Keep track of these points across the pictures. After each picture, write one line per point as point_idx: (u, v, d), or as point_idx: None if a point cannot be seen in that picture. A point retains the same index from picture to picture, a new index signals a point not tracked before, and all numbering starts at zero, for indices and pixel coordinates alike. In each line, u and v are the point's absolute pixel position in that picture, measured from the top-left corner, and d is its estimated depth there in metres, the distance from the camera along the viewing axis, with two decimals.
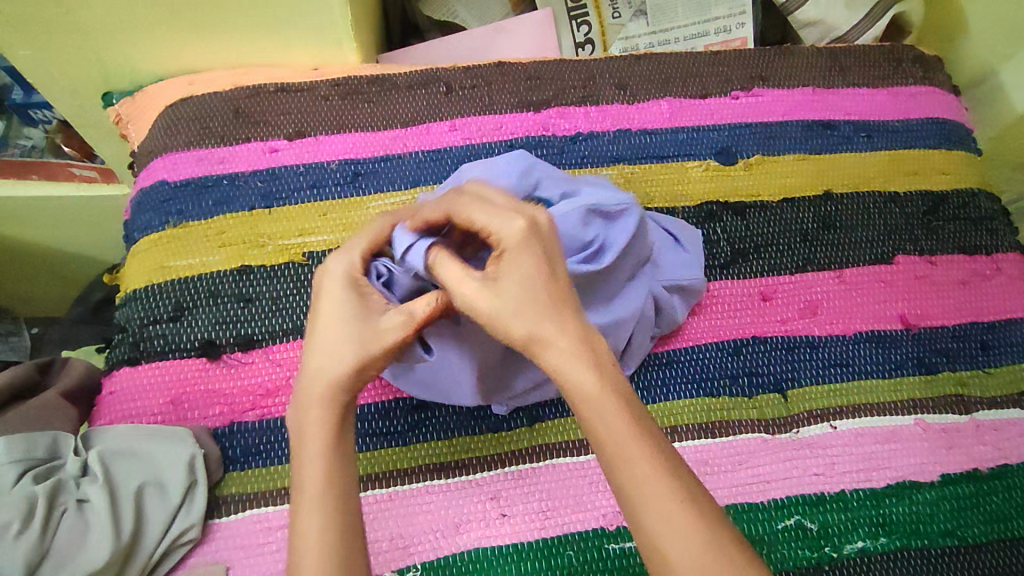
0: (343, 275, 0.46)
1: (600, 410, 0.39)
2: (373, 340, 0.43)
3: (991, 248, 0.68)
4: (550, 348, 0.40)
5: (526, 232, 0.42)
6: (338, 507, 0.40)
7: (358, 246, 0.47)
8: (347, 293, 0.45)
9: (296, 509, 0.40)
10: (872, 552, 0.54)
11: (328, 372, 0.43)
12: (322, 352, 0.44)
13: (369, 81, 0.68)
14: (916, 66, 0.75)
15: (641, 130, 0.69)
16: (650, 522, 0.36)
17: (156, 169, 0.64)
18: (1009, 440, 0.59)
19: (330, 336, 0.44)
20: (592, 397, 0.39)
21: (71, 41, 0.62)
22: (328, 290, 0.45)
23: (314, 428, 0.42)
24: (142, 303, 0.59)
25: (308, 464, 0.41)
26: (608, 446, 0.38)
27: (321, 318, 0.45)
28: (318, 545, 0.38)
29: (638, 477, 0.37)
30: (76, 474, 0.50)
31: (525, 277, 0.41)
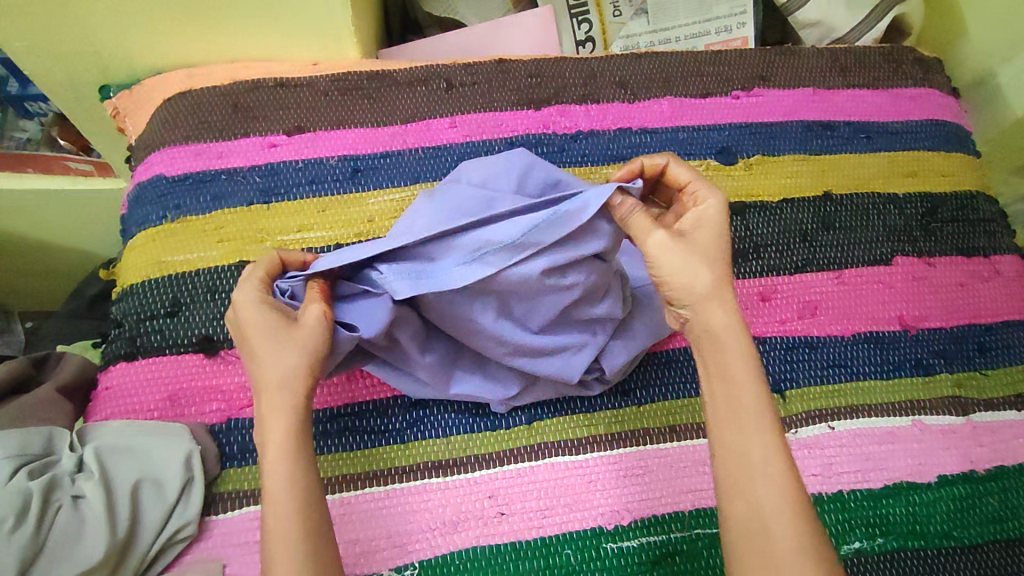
0: (252, 295, 0.47)
1: (740, 384, 0.45)
2: (311, 342, 0.45)
3: (989, 250, 0.68)
4: (718, 318, 0.45)
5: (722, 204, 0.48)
6: (303, 504, 0.42)
7: (253, 273, 0.49)
8: (264, 312, 0.46)
9: (267, 511, 0.42)
10: (868, 553, 0.54)
11: (278, 380, 0.44)
12: (262, 364, 0.45)
13: (368, 76, 0.67)
14: (916, 67, 0.75)
15: (640, 129, 0.69)
16: (761, 487, 0.42)
17: (153, 163, 0.63)
18: (1005, 442, 0.60)
19: (262, 348, 0.45)
20: (734, 367, 0.45)
21: (67, 34, 0.61)
22: (244, 310, 0.46)
23: (278, 433, 0.44)
24: (137, 298, 0.59)
25: (269, 468, 0.43)
26: (744, 414, 0.44)
27: (249, 334, 0.46)
28: (289, 542, 0.41)
29: (762, 449, 0.43)
30: (71, 470, 0.49)
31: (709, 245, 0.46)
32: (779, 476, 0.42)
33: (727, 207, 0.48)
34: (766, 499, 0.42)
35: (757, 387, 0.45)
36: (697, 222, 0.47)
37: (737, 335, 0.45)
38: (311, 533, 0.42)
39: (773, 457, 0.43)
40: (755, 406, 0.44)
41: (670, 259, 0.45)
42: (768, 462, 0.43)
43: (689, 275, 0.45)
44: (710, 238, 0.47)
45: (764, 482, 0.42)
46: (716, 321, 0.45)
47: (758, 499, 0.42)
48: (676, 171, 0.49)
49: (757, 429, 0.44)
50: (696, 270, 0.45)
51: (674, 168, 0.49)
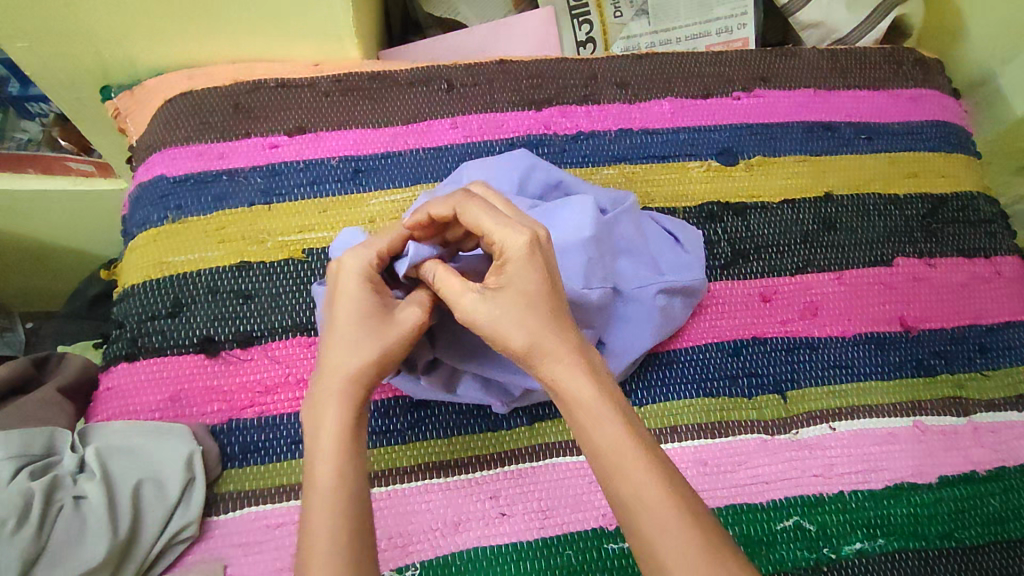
0: (361, 268, 0.46)
1: (597, 420, 0.40)
2: (394, 340, 0.44)
3: (990, 251, 0.68)
4: (552, 355, 0.41)
5: (526, 241, 0.43)
6: (350, 504, 0.40)
7: (377, 240, 0.47)
8: (365, 294, 0.45)
9: (309, 505, 0.39)
10: (869, 553, 0.54)
11: (348, 368, 0.43)
12: (336, 348, 0.43)
13: (369, 77, 0.67)
14: (916, 68, 0.75)
15: (641, 129, 0.69)
16: (646, 529, 0.37)
17: (155, 164, 0.63)
18: (1006, 443, 0.60)
19: (349, 332, 0.44)
20: (585, 400, 0.40)
21: (68, 34, 0.61)
22: (345, 285, 0.45)
23: (331, 423, 0.42)
24: (139, 299, 0.59)
25: (321, 458, 0.41)
26: (605, 457, 0.39)
27: (340, 314, 0.45)
28: (331, 540, 0.38)
29: (634, 488, 0.38)
30: (72, 470, 0.49)
31: (525, 291, 0.43)
32: (661, 511, 0.37)
33: (535, 237, 0.43)
34: (656, 540, 0.37)
35: (613, 420, 0.40)
36: (509, 269, 0.43)
37: (580, 370, 0.41)
38: (353, 536, 0.39)
39: (649, 492, 0.38)
40: (617, 441, 0.39)
41: (489, 322, 0.43)
42: (644, 499, 0.37)
43: (506, 332, 0.42)
44: (520, 278, 0.43)
45: (648, 521, 0.37)
46: (561, 362, 0.41)
47: (649, 544, 0.37)
48: (467, 219, 0.45)
49: (620, 468, 0.38)
50: (515, 319, 0.42)
51: (468, 212, 0.44)
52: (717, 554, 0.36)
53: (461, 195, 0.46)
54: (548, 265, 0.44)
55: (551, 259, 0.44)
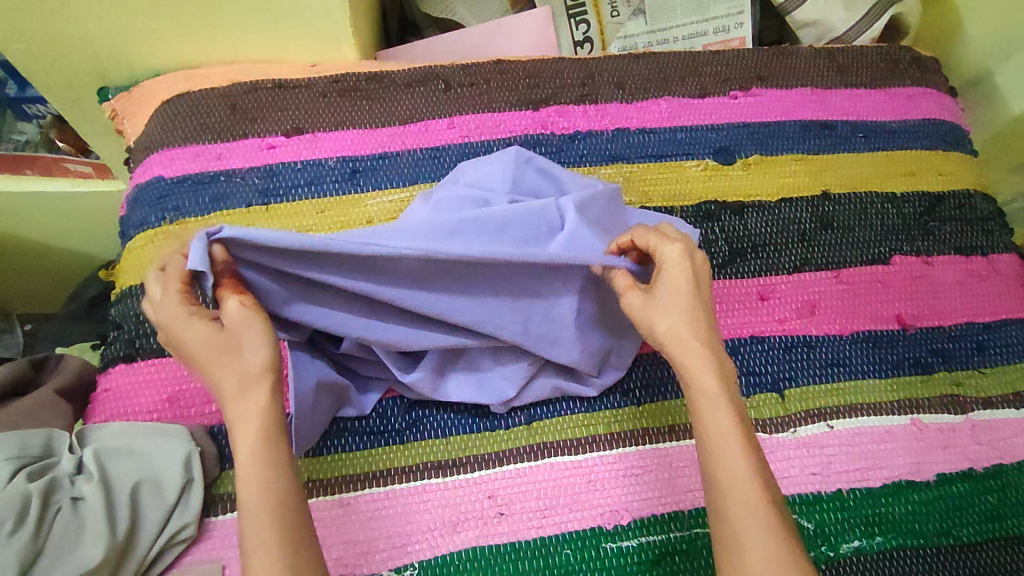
0: (177, 312, 0.42)
1: (713, 410, 0.43)
2: (252, 349, 0.41)
3: (987, 249, 0.68)
4: (681, 346, 0.45)
5: (682, 249, 0.47)
6: (282, 512, 0.39)
7: (167, 284, 0.43)
8: (190, 326, 0.42)
9: (243, 521, 0.38)
10: (868, 551, 0.54)
11: (240, 384, 0.41)
12: (211, 373, 0.41)
13: (367, 77, 0.67)
14: (913, 67, 0.76)
15: (639, 129, 0.69)
16: (732, 513, 0.40)
17: (152, 165, 0.63)
18: (1003, 440, 0.60)
19: (214, 362, 0.41)
20: (708, 393, 0.43)
21: (66, 36, 0.61)
22: (179, 331, 0.42)
23: (246, 436, 0.40)
24: (137, 300, 0.59)
25: (242, 470, 0.39)
26: (717, 441, 0.42)
27: (195, 355, 0.41)
28: (275, 548, 0.38)
29: (734, 474, 0.41)
30: (70, 472, 0.49)
31: (676, 289, 0.46)
32: (751, 498, 0.40)
33: (688, 247, 0.47)
34: (738, 524, 0.40)
35: (727, 411, 0.43)
36: (663, 271, 0.47)
37: (707, 364, 0.44)
38: (296, 540, 0.38)
39: (744, 480, 0.41)
40: (728, 431, 0.42)
41: (639, 312, 0.47)
42: (739, 485, 0.41)
43: (647, 323, 0.46)
44: (669, 280, 0.46)
45: (735, 505, 0.40)
46: (687, 354, 0.45)
47: (732, 523, 0.40)
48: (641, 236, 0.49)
49: (725, 452, 0.42)
50: (656, 311, 0.46)
51: (641, 230, 0.49)
52: (791, 545, 0.39)
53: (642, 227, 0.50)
54: (699, 279, 0.47)
55: (704, 272, 0.48)
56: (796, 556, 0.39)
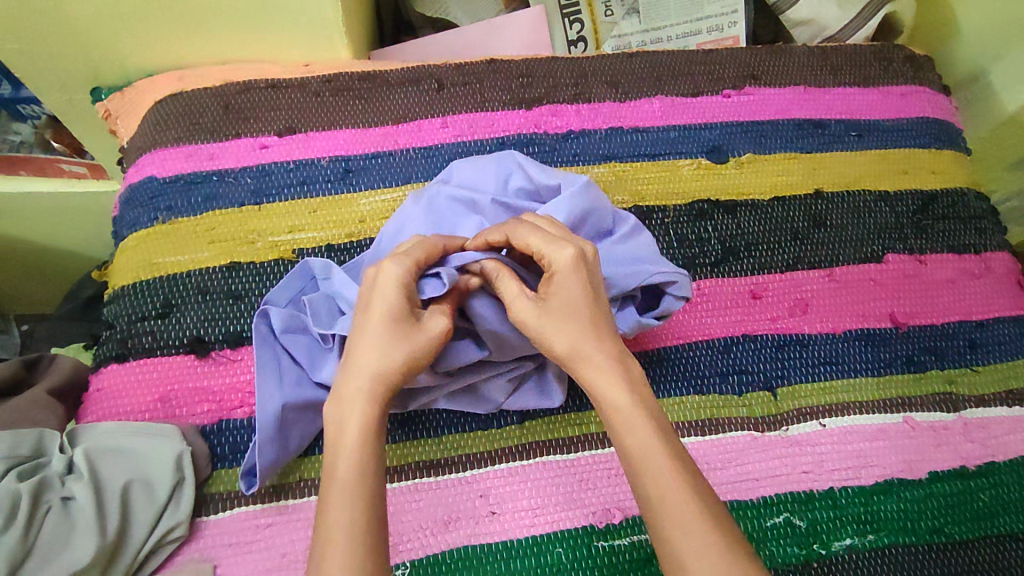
0: (397, 274, 0.46)
1: (631, 428, 0.42)
2: (421, 341, 0.45)
3: (980, 247, 0.68)
4: (583, 363, 0.44)
5: (574, 257, 0.46)
6: (369, 502, 0.40)
7: (414, 251, 0.47)
8: (402, 300, 0.45)
9: (328, 500, 0.40)
10: (859, 549, 0.54)
11: (373, 367, 0.44)
12: (365, 348, 0.44)
13: (359, 77, 0.67)
14: (906, 65, 0.76)
15: (631, 128, 0.69)
16: (669, 531, 0.39)
17: (145, 165, 0.63)
18: (996, 438, 0.60)
19: (383, 338, 0.44)
20: (628, 413, 0.42)
21: (58, 37, 0.61)
22: (383, 289, 0.45)
23: (355, 421, 0.42)
24: (130, 300, 0.59)
25: (345, 451, 0.41)
26: (639, 459, 0.41)
27: (369, 323, 0.45)
28: (350, 534, 0.38)
29: (664, 489, 0.40)
30: (61, 471, 0.50)
31: (573, 299, 0.45)
32: (684, 512, 0.39)
33: (581, 252, 0.46)
34: (676, 542, 0.38)
35: (648, 429, 0.42)
36: (556, 280, 0.46)
37: (615, 379, 0.44)
38: (372, 532, 0.39)
39: (676, 493, 0.39)
40: (648, 444, 0.41)
41: (539, 326, 0.46)
42: (671, 499, 0.39)
43: (550, 335, 0.45)
44: (564, 290, 0.46)
45: (670, 522, 0.39)
46: (597, 371, 0.44)
47: (671, 540, 0.39)
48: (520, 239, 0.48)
49: (652, 468, 0.40)
50: (558, 327, 0.45)
51: (519, 233, 0.48)
52: (733, 551, 0.38)
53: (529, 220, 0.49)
54: (594, 281, 0.47)
55: (597, 276, 0.47)
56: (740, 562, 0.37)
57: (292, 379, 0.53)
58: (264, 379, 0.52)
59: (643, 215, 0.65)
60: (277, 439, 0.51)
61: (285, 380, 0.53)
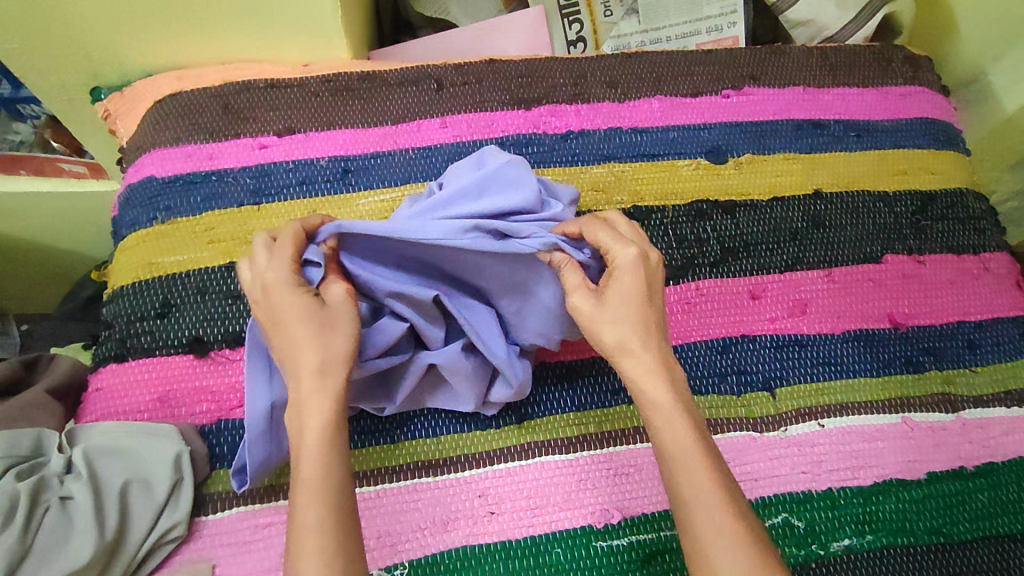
0: (284, 275, 0.45)
1: (667, 422, 0.43)
2: (345, 327, 0.45)
3: (978, 248, 0.68)
4: (627, 356, 0.45)
5: (636, 258, 0.47)
6: (335, 498, 0.40)
7: (282, 249, 0.46)
8: (303, 298, 0.44)
9: (297, 503, 0.40)
10: (858, 550, 0.54)
11: (311, 369, 0.43)
12: (297, 351, 0.43)
13: (359, 77, 0.67)
14: (906, 66, 0.76)
15: (631, 128, 0.69)
16: (700, 527, 0.40)
17: (144, 164, 0.63)
18: (995, 438, 0.60)
19: (304, 337, 0.44)
20: (663, 406, 0.44)
21: (58, 37, 0.61)
22: (279, 294, 0.44)
23: (313, 423, 0.42)
24: (129, 299, 0.59)
25: (304, 456, 0.41)
26: (677, 454, 0.42)
27: (285, 327, 0.44)
28: (320, 533, 0.38)
29: (697, 486, 0.41)
30: (60, 471, 0.50)
31: (629, 296, 0.46)
32: (715, 509, 0.40)
33: (642, 254, 0.47)
34: (706, 539, 0.39)
35: (682, 423, 0.43)
36: (614, 276, 0.47)
37: (656, 377, 0.45)
38: (343, 527, 0.39)
39: (709, 490, 0.40)
40: (686, 441, 0.42)
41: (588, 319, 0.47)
42: (703, 496, 0.40)
43: (600, 328, 0.46)
44: (619, 287, 0.46)
45: (701, 519, 0.40)
46: (639, 367, 0.45)
47: (700, 536, 0.39)
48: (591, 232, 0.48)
49: (687, 464, 0.41)
50: (610, 321, 0.46)
51: (591, 228, 0.49)
52: (757, 550, 0.38)
53: (591, 219, 0.50)
54: (653, 283, 0.47)
55: (654, 277, 0.48)
56: (766, 562, 0.38)
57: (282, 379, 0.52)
58: (253, 379, 0.51)
59: (642, 216, 0.65)
60: (264, 441, 0.51)
61: (274, 381, 0.52)
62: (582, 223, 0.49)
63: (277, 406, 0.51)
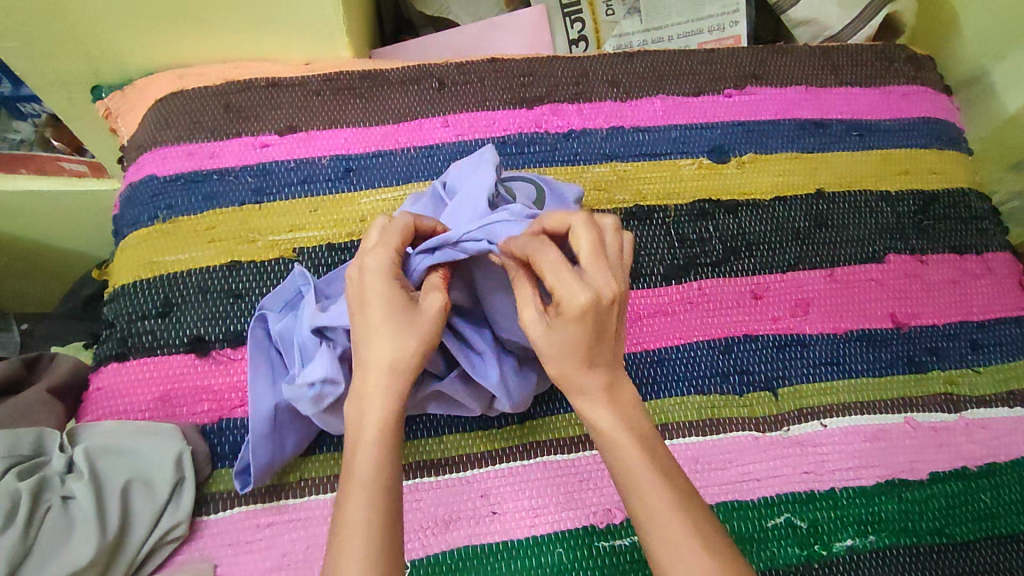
0: (383, 266, 0.44)
1: (617, 449, 0.41)
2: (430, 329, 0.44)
3: (981, 248, 0.68)
4: (570, 386, 0.43)
5: (587, 304, 0.39)
6: (385, 499, 0.40)
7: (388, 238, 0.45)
8: (395, 287, 0.44)
9: (347, 499, 0.40)
10: (861, 550, 0.54)
11: (386, 363, 0.43)
12: (374, 341, 0.43)
13: (360, 76, 0.67)
14: (908, 65, 0.75)
15: (633, 127, 0.69)
16: (659, 555, 0.39)
17: (145, 163, 0.63)
18: (997, 439, 0.60)
19: (390, 328, 0.43)
20: (611, 432, 0.42)
21: (58, 36, 0.61)
22: (374, 283, 0.44)
23: (372, 418, 0.42)
24: (130, 298, 0.59)
25: (361, 449, 0.42)
26: (628, 480, 0.40)
27: (372, 316, 0.44)
28: (366, 533, 0.38)
29: (653, 512, 0.39)
30: (61, 471, 0.49)
31: (572, 336, 0.42)
32: (675, 533, 0.39)
33: (604, 297, 0.40)
34: (666, 565, 0.38)
35: (632, 449, 0.41)
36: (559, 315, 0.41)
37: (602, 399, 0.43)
38: (388, 530, 0.39)
39: (665, 515, 0.39)
40: (637, 466, 0.41)
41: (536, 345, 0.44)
42: (659, 524, 0.39)
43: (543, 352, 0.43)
44: (561, 326, 0.42)
45: (661, 547, 0.39)
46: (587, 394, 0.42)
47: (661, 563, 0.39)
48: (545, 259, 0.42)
49: (641, 491, 0.40)
50: (554, 354, 0.43)
51: (547, 253, 0.41)
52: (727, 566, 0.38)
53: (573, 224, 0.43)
54: (603, 330, 0.41)
55: (611, 323, 0.41)
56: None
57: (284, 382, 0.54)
58: (257, 378, 0.52)
59: (645, 215, 0.65)
60: (268, 441, 0.51)
61: (277, 384, 0.53)
62: (528, 241, 0.43)
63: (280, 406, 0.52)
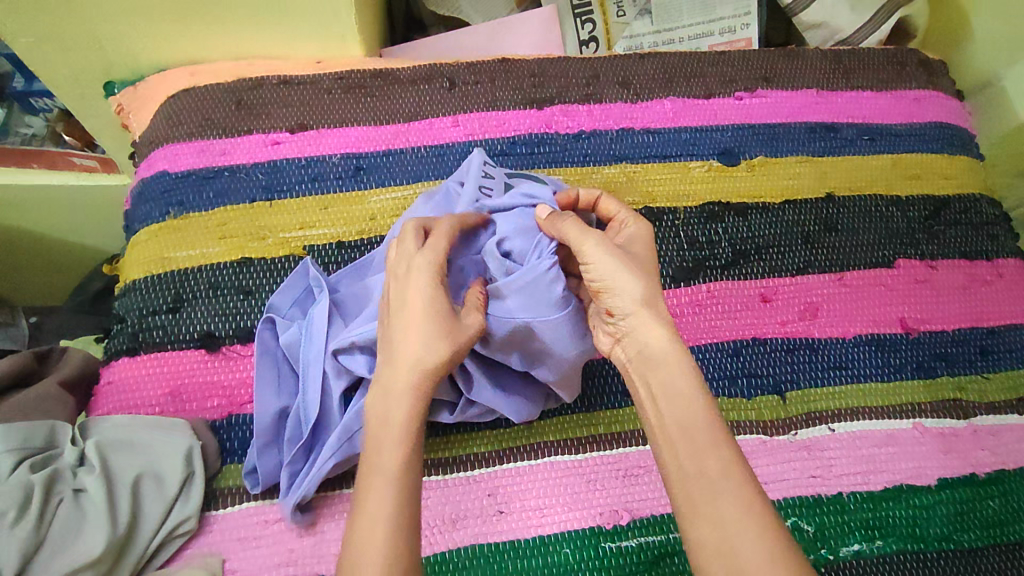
0: (431, 269, 0.45)
1: (682, 395, 0.42)
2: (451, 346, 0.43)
3: (992, 254, 0.67)
4: (647, 316, 0.44)
5: (648, 231, 0.48)
6: (408, 497, 0.40)
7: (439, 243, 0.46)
8: (438, 291, 0.44)
9: (369, 488, 0.40)
10: (868, 555, 0.54)
11: (414, 361, 0.43)
12: (409, 340, 0.43)
13: (372, 75, 0.68)
14: (920, 70, 0.75)
15: (643, 129, 0.69)
16: (726, 509, 0.38)
17: (157, 159, 0.63)
18: (1005, 446, 0.60)
19: (422, 328, 0.43)
20: (675, 370, 0.43)
21: (73, 31, 0.61)
22: (417, 284, 0.44)
23: (398, 414, 0.42)
24: (141, 294, 0.59)
25: (387, 440, 0.42)
26: (694, 430, 0.41)
27: (409, 315, 0.44)
28: (387, 530, 0.39)
29: (722, 467, 0.40)
30: (72, 464, 0.50)
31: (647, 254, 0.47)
32: (739, 490, 0.39)
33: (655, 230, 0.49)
34: (734, 521, 0.38)
35: (697, 400, 0.42)
36: (628, 239, 0.48)
37: (668, 346, 0.44)
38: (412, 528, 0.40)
39: (732, 471, 0.40)
40: (700, 415, 0.42)
41: (606, 268, 0.45)
42: (722, 476, 0.39)
43: (617, 282, 0.45)
44: (637, 248, 0.47)
45: (726, 498, 0.39)
46: (645, 326, 0.44)
47: (721, 517, 0.38)
48: (605, 204, 0.51)
49: (709, 443, 0.40)
50: (623, 274, 0.45)
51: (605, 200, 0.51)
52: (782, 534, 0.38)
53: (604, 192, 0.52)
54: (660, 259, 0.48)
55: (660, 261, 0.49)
56: (787, 545, 0.37)
57: (288, 389, 0.55)
58: (263, 388, 0.54)
59: (654, 217, 0.65)
60: (274, 448, 0.53)
61: (282, 391, 0.54)
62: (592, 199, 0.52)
63: (285, 412, 0.54)
